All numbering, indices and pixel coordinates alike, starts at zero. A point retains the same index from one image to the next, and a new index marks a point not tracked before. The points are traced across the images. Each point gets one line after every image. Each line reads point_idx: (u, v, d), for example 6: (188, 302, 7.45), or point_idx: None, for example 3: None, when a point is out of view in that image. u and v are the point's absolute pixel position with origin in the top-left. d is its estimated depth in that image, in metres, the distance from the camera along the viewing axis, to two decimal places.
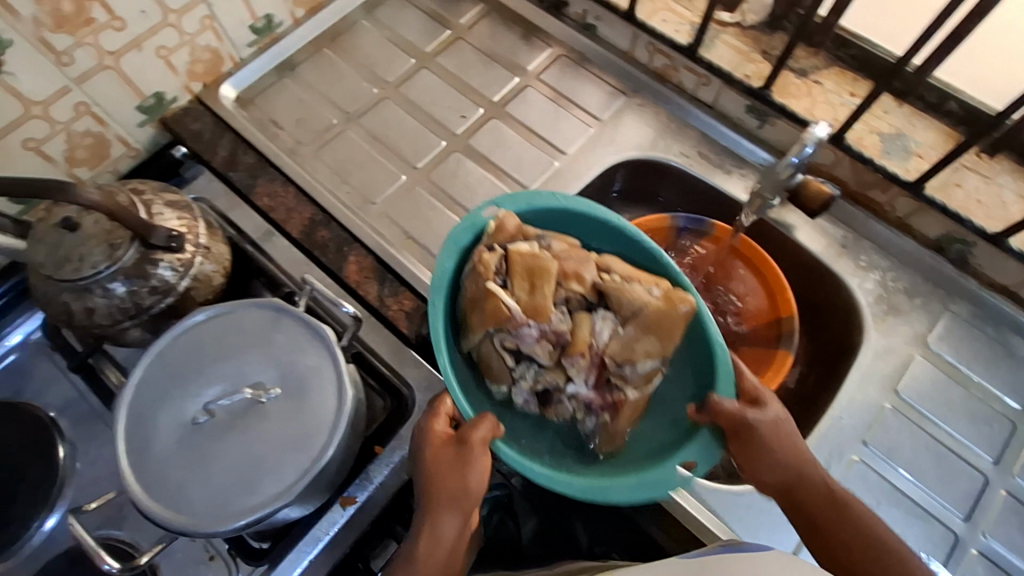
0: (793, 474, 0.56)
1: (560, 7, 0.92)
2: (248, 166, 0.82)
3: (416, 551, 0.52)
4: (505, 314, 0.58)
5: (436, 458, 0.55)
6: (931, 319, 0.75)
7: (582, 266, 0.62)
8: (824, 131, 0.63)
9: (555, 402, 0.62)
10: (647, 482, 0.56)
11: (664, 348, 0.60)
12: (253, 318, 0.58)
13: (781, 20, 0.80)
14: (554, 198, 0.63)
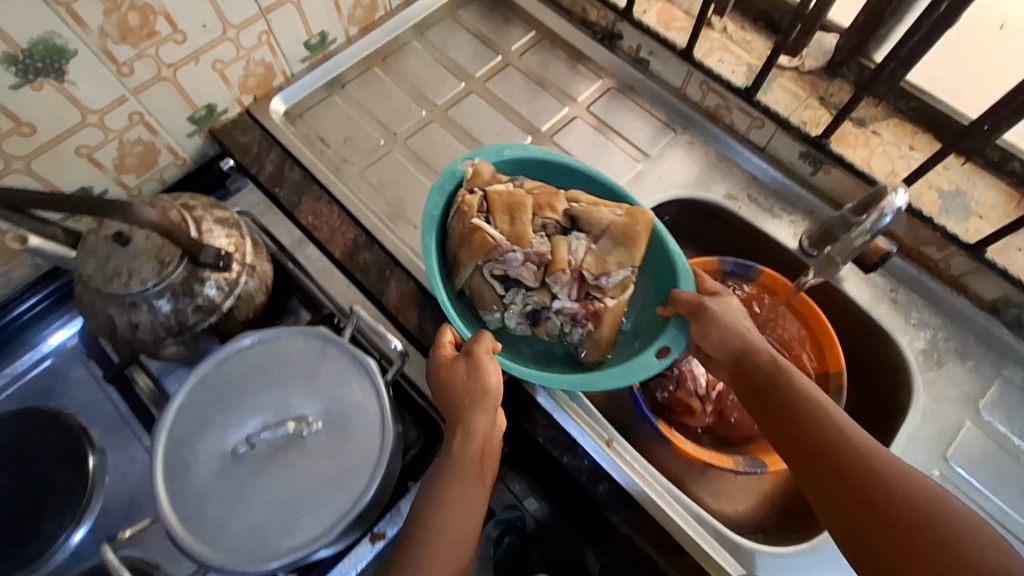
0: (739, 345, 0.62)
1: (613, 39, 0.91)
2: (293, 183, 0.81)
3: (453, 447, 0.59)
4: (491, 243, 0.66)
5: (449, 370, 0.61)
6: (983, 383, 0.72)
7: (554, 198, 0.70)
8: (903, 200, 0.58)
9: (544, 319, 0.69)
10: (628, 368, 0.63)
11: (635, 256, 0.67)
12: (299, 347, 0.57)
13: (841, 67, 0.79)
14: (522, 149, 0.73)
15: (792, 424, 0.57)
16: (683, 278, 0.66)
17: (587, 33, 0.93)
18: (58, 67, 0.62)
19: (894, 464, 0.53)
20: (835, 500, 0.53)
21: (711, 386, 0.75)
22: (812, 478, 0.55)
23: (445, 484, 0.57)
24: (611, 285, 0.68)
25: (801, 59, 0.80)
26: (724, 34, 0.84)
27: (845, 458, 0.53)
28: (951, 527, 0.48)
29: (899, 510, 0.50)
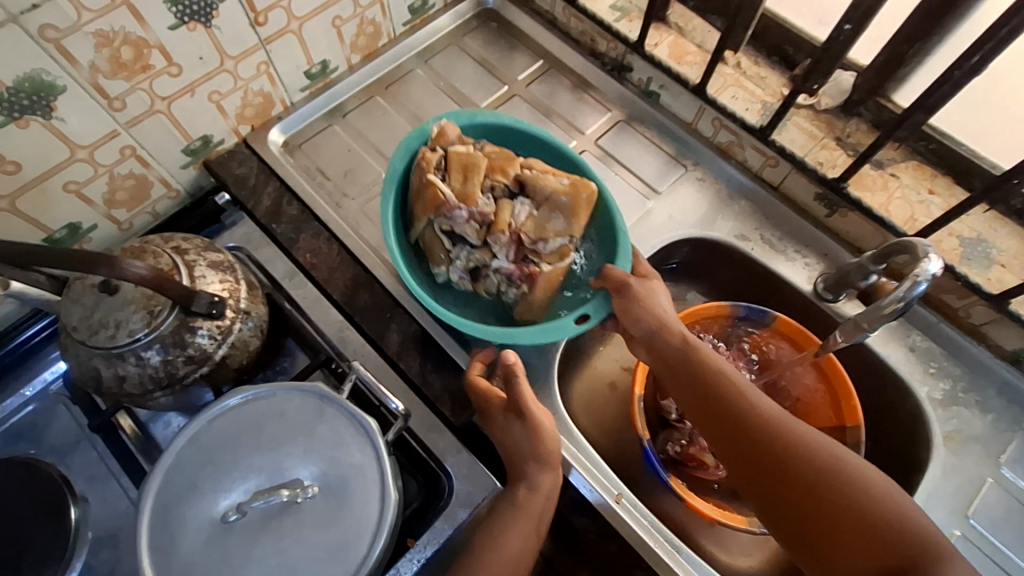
0: (658, 325, 0.63)
1: (622, 70, 0.89)
2: (291, 218, 0.78)
3: (516, 498, 0.59)
4: (440, 200, 0.66)
5: (503, 426, 0.62)
6: (1005, 437, 0.70)
7: (509, 162, 0.70)
8: (937, 267, 0.54)
9: (484, 277, 0.70)
10: (549, 328, 0.65)
11: (574, 226, 0.68)
12: (295, 405, 0.54)
13: (858, 106, 0.76)
14: (495, 115, 0.74)
15: (709, 401, 0.59)
16: (621, 256, 0.67)
17: (596, 64, 0.91)
18: (46, 103, 0.59)
19: (802, 431, 0.55)
20: (753, 471, 0.55)
21: None
22: (731, 452, 0.57)
23: (506, 535, 0.57)
24: (548, 252, 0.68)
25: (818, 97, 0.78)
26: (737, 69, 0.82)
27: (759, 431, 0.56)
28: (852, 482, 0.51)
29: (809, 476, 0.53)
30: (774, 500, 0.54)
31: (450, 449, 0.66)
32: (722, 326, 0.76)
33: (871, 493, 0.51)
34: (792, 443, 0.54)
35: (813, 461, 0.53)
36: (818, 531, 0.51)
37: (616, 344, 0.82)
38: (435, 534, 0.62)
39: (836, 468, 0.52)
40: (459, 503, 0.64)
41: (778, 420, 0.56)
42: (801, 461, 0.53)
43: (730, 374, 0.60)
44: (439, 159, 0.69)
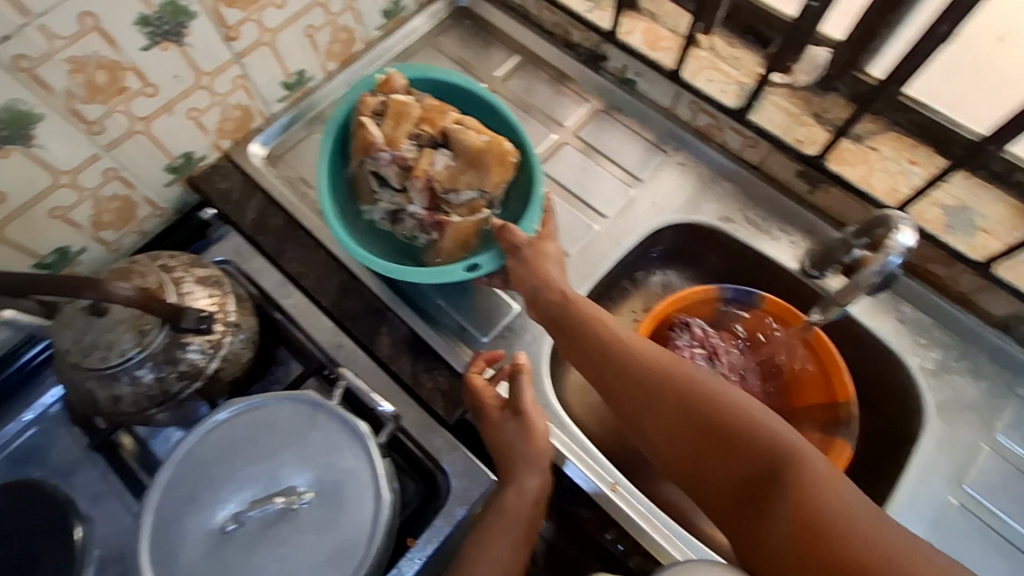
0: (541, 284, 0.62)
1: (598, 60, 0.89)
2: (277, 230, 0.79)
3: (504, 500, 0.60)
4: (365, 141, 0.66)
5: (497, 425, 0.63)
6: (998, 404, 0.70)
7: (442, 114, 0.67)
8: (909, 240, 0.56)
9: (401, 221, 0.70)
10: (437, 271, 0.65)
11: (485, 182, 0.65)
12: (287, 413, 0.55)
13: (834, 81, 0.74)
14: (446, 73, 0.74)
15: (587, 354, 0.58)
16: (528, 217, 0.67)
17: (572, 55, 0.91)
18: (25, 133, 0.60)
19: (676, 367, 0.55)
20: (635, 413, 0.56)
21: None
22: (617, 399, 0.57)
23: (497, 537, 0.58)
24: (459, 203, 0.66)
25: (794, 75, 0.76)
26: (712, 51, 0.81)
27: (634, 375, 0.55)
28: (723, 408, 0.51)
29: (681, 408, 0.53)
30: (657, 437, 0.55)
31: (444, 447, 0.67)
32: (711, 308, 0.75)
33: (740, 414, 0.50)
34: (664, 380, 0.54)
35: (685, 393, 0.53)
36: (689, 455, 0.53)
37: None
38: (434, 532, 0.63)
39: (706, 398, 0.52)
40: (456, 498, 0.65)
41: (653, 360, 0.55)
42: (674, 397, 0.53)
43: (606, 322, 0.59)
44: (379, 105, 0.68)
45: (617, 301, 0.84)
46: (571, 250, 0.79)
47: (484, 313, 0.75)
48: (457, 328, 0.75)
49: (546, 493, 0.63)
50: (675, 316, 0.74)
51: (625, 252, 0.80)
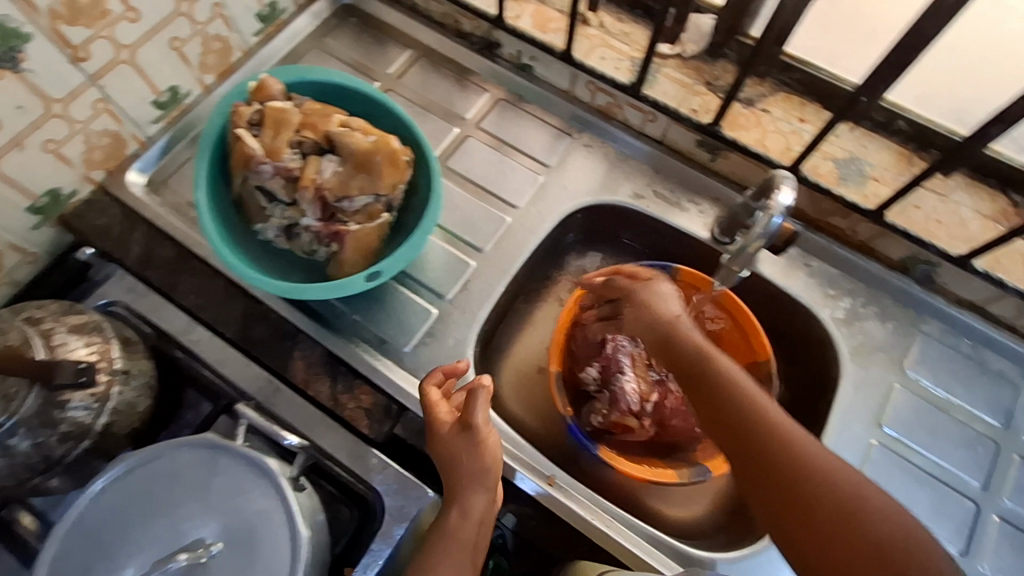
0: (667, 332, 0.62)
1: (492, 48, 0.87)
2: (166, 262, 0.73)
3: (448, 523, 0.56)
4: (246, 154, 0.62)
5: (449, 445, 0.59)
6: (905, 342, 0.73)
7: (324, 118, 0.64)
8: (789, 200, 0.57)
9: (298, 236, 0.66)
10: (335, 285, 0.61)
11: (378, 185, 0.61)
12: (184, 461, 0.51)
13: (722, 47, 0.76)
14: (324, 73, 0.70)
15: (723, 416, 0.56)
16: (430, 212, 0.64)
17: (464, 45, 0.88)
18: None
19: (823, 456, 0.52)
20: (762, 488, 0.53)
21: (645, 399, 0.69)
22: (740, 468, 0.55)
23: (440, 561, 0.54)
24: (356, 210, 0.63)
25: (682, 45, 0.78)
26: (601, 28, 0.81)
27: (773, 451, 0.53)
28: (866, 508, 0.48)
29: (825, 499, 0.50)
30: (779, 517, 0.52)
31: (374, 467, 0.63)
32: None
33: (891, 526, 0.47)
34: (810, 465, 0.51)
35: (828, 486, 0.50)
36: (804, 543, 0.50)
37: (533, 328, 0.81)
38: (370, 557, 0.60)
39: (853, 499, 0.49)
40: (392, 518, 0.62)
41: (802, 440, 0.53)
42: (817, 484, 0.50)
43: (750, 389, 0.56)
44: (255, 114, 0.65)
45: (541, 290, 0.83)
46: (485, 246, 0.77)
47: (403, 321, 0.72)
48: (377, 341, 0.71)
49: (496, 509, 0.59)
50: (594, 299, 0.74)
51: (541, 241, 0.79)
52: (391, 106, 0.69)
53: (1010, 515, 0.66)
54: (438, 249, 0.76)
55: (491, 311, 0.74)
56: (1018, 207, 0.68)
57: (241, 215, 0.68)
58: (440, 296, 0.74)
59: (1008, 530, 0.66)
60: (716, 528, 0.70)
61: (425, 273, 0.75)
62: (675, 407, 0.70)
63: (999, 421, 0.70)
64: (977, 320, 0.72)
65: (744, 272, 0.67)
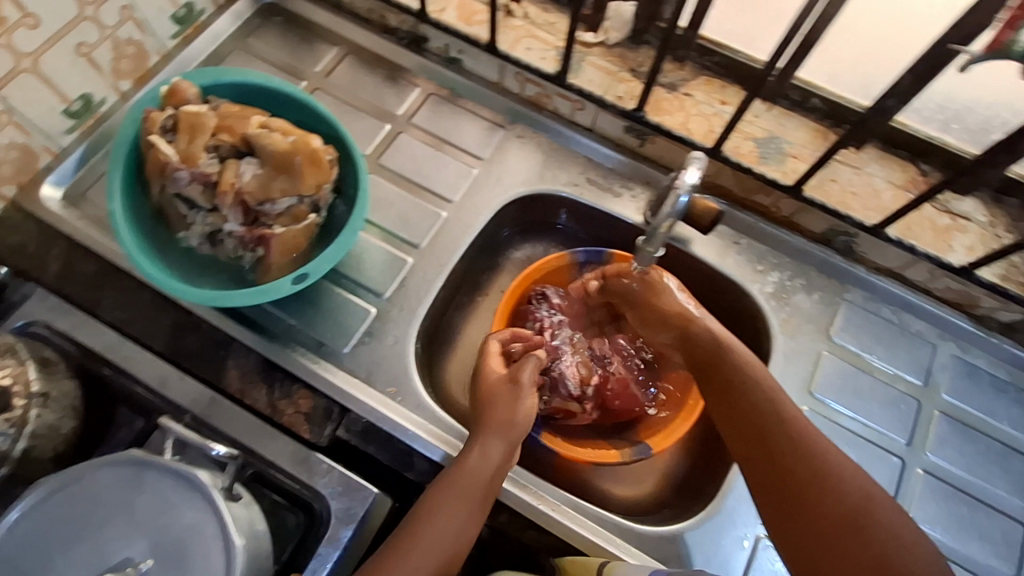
0: (686, 326, 0.64)
1: (420, 42, 0.86)
2: (88, 277, 0.71)
3: (466, 462, 0.57)
4: (161, 161, 0.61)
5: (491, 390, 0.61)
6: (831, 311, 0.76)
7: (242, 120, 0.63)
8: (694, 178, 0.56)
9: (222, 243, 0.64)
10: (261, 289, 0.60)
11: (299, 187, 0.60)
12: (108, 481, 0.50)
13: (644, 34, 0.78)
14: (241, 74, 0.68)
15: (744, 414, 0.58)
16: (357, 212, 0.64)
17: (392, 40, 0.87)
18: None
19: (839, 460, 0.53)
20: (775, 490, 0.53)
21: (584, 382, 0.70)
22: (752, 466, 0.56)
23: (450, 501, 0.55)
24: (279, 213, 0.62)
25: (606, 33, 0.79)
26: (526, 19, 0.82)
27: (792, 456, 0.54)
28: (874, 516, 0.49)
29: (838, 510, 0.50)
30: (785, 517, 0.52)
31: (318, 471, 0.63)
32: (565, 275, 0.76)
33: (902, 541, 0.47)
34: (827, 473, 0.52)
35: (843, 497, 0.51)
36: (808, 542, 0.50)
37: (476, 321, 0.81)
38: (317, 561, 0.59)
39: (869, 514, 0.49)
40: (338, 520, 0.61)
41: (823, 447, 0.54)
42: (828, 488, 0.51)
43: (777, 395, 0.58)
44: (170, 119, 0.63)
45: (481, 283, 0.83)
46: (422, 242, 0.77)
47: (340, 322, 0.72)
48: (314, 344, 0.70)
49: (510, 465, 0.60)
50: (531, 288, 0.74)
51: (478, 234, 0.79)
52: (314, 107, 0.68)
53: (933, 467, 0.70)
54: (374, 248, 0.76)
55: (430, 307, 0.74)
56: (926, 176, 0.72)
57: (162, 225, 0.66)
58: (378, 295, 0.73)
59: (931, 482, 0.69)
60: (661, 504, 0.71)
61: (361, 273, 0.74)
62: (615, 389, 0.71)
63: (920, 380, 0.73)
64: (896, 285, 0.75)
65: (659, 254, 0.65)
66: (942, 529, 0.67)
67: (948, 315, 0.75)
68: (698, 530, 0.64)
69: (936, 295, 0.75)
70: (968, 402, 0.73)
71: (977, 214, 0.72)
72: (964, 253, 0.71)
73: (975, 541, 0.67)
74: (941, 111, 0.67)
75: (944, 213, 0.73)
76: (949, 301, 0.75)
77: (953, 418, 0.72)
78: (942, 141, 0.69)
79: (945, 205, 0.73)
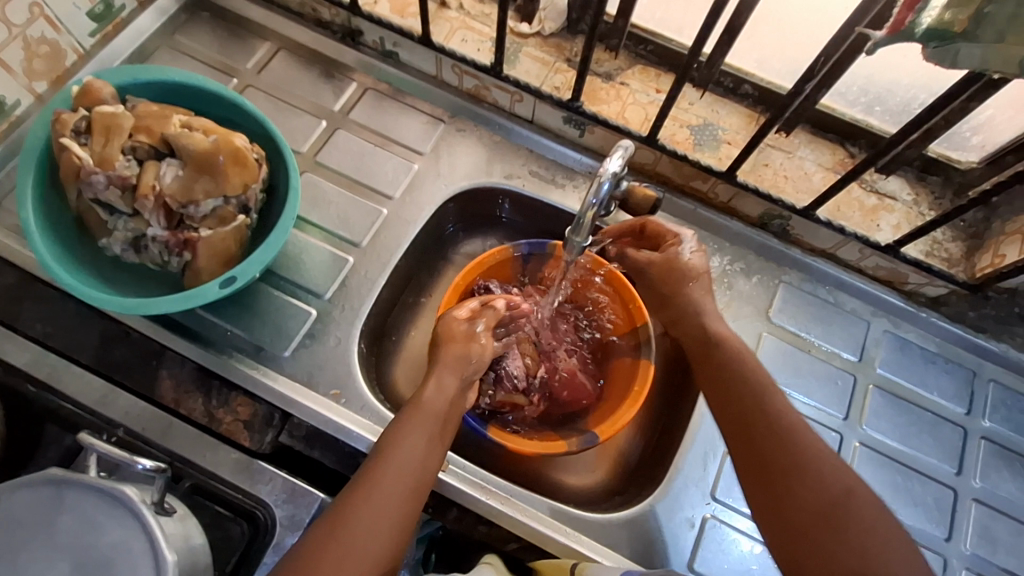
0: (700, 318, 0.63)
1: (354, 36, 0.84)
2: (5, 290, 0.67)
3: (423, 396, 0.57)
4: (74, 165, 0.58)
5: (450, 333, 0.62)
6: (770, 293, 0.77)
7: (159, 120, 0.60)
8: (617, 166, 0.56)
9: (147, 249, 0.62)
10: (187, 295, 0.58)
11: (224, 188, 0.59)
12: (27, 503, 0.48)
13: (578, 24, 0.78)
14: (159, 72, 0.65)
15: (733, 410, 0.56)
16: (287, 209, 0.62)
17: (326, 34, 0.85)
18: None
19: (824, 453, 0.51)
20: (758, 487, 0.52)
21: (529, 374, 0.71)
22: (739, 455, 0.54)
23: (411, 428, 0.55)
24: (204, 215, 0.60)
25: (540, 23, 0.79)
26: (461, 11, 0.81)
27: (775, 449, 0.52)
28: (856, 513, 0.47)
29: (822, 505, 0.48)
30: (769, 509, 0.51)
31: (260, 479, 0.61)
32: (508, 268, 0.76)
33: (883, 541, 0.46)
34: (810, 470, 0.50)
35: (823, 491, 0.49)
36: (791, 535, 0.48)
37: (423, 319, 0.81)
38: (262, 570, 0.58)
39: (852, 508, 0.48)
40: (284, 527, 0.60)
41: (807, 442, 0.52)
42: (810, 483, 0.49)
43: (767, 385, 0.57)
44: (83, 121, 0.60)
45: (427, 280, 0.83)
46: (362, 240, 0.75)
47: (280, 326, 0.70)
48: (253, 349, 0.68)
49: (463, 403, 0.61)
50: (474, 282, 0.73)
51: (420, 230, 0.78)
52: (240, 104, 0.66)
53: (870, 440, 0.72)
54: (313, 248, 0.74)
55: (373, 306, 0.73)
56: (854, 158, 0.74)
57: (83, 232, 0.64)
58: (318, 296, 0.72)
59: (868, 454, 0.72)
60: (615, 490, 0.72)
61: (300, 274, 0.73)
62: (562, 379, 0.72)
63: (855, 355, 0.76)
64: (830, 265, 0.78)
65: (586, 243, 0.64)
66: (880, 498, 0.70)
67: (879, 292, 0.77)
68: (658, 517, 0.65)
69: (867, 273, 0.77)
70: (901, 375, 0.75)
71: (903, 193, 0.75)
72: (891, 231, 0.73)
73: (909, 507, 0.70)
74: (863, 93, 0.70)
75: (871, 193, 0.75)
76: (880, 279, 0.77)
77: (886, 391, 0.74)
78: (866, 122, 0.72)
79: (872, 185, 0.75)
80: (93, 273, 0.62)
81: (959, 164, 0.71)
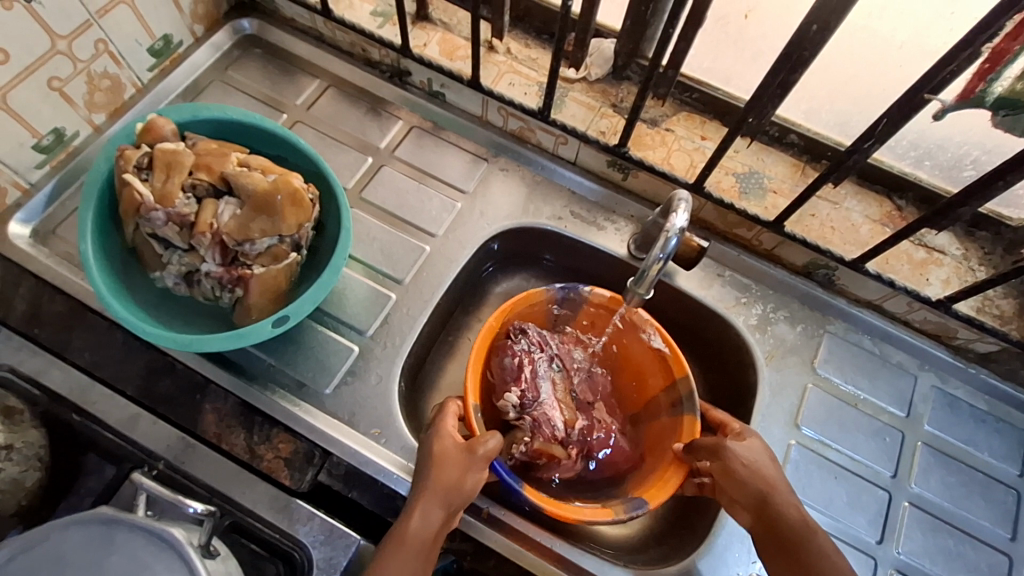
0: (765, 488, 0.58)
1: (402, 76, 0.85)
2: (57, 318, 0.67)
3: (407, 529, 0.55)
4: (135, 200, 0.59)
5: (444, 452, 0.59)
6: (814, 343, 0.76)
7: (217, 158, 0.61)
8: (683, 221, 0.58)
9: (199, 283, 0.63)
10: (240, 333, 0.59)
11: (280, 226, 0.60)
12: (75, 543, 0.48)
13: (624, 70, 0.79)
14: (218, 109, 0.67)
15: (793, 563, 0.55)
16: (340, 244, 0.63)
17: (375, 73, 0.86)
18: None
19: None
20: None
21: (567, 426, 0.70)
22: None
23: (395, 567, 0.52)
24: (258, 252, 0.61)
25: (587, 68, 0.80)
26: (508, 55, 0.83)
27: None
28: None
29: None
30: None
31: (299, 519, 0.60)
32: (544, 312, 0.74)
33: None
34: None
35: None
36: None
37: (461, 357, 0.80)
38: None
39: None
40: (321, 571, 0.58)
41: None
42: None
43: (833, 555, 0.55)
44: (145, 156, 0.61)
45: (466, 318, 0.83)
46: (405, 277, 0.76)
47: (323, 361, 0.70)
48: (295, 384, 0.69)
49: (450, 527, 0.58)
50: (509, 324, 0.71)
51: (462, 269, 0.78)
52: (294, 141, 0.67)
53: (920, 500, 0.70)
54: (357, 284, 0.75)
55: (415, 344, 0.73)
56: (902, 211, 0.74)
57: (137, 264, 0.65)
58: (361, 333, 0.72)
59: (917, 514, 0.69)
60: (656, 540, 0.71)
61: (344, 309, 0.73)
62: (599, 438, 0.72)
63: (903, 411, 0.74)
64: (876, 316, 0.77)
65: (648, 296, 0.66)
66: (933, 562, 0.68)
67: (926, 346, 0.76)
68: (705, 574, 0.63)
69: (913, 325, 0.76)
70: (951, 433, 0.73)
71: (952, 248, 0.74)
72: (940, 286, 0.72)
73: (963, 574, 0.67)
74: (913, 148, 0.69)
75: (920, 247, 0.74)
76: (927, 332, 0.76)
77: (935, 448, 0.72)
78: (915, 176, 0.71)
79: (922, 239, 0.74)
80: (143, 306, 0.63)
81: (1010, 221, 0.71)
